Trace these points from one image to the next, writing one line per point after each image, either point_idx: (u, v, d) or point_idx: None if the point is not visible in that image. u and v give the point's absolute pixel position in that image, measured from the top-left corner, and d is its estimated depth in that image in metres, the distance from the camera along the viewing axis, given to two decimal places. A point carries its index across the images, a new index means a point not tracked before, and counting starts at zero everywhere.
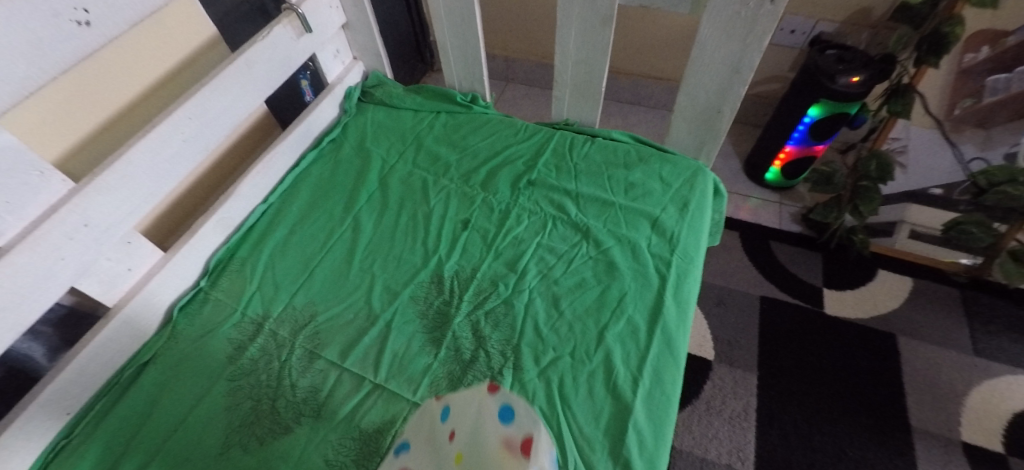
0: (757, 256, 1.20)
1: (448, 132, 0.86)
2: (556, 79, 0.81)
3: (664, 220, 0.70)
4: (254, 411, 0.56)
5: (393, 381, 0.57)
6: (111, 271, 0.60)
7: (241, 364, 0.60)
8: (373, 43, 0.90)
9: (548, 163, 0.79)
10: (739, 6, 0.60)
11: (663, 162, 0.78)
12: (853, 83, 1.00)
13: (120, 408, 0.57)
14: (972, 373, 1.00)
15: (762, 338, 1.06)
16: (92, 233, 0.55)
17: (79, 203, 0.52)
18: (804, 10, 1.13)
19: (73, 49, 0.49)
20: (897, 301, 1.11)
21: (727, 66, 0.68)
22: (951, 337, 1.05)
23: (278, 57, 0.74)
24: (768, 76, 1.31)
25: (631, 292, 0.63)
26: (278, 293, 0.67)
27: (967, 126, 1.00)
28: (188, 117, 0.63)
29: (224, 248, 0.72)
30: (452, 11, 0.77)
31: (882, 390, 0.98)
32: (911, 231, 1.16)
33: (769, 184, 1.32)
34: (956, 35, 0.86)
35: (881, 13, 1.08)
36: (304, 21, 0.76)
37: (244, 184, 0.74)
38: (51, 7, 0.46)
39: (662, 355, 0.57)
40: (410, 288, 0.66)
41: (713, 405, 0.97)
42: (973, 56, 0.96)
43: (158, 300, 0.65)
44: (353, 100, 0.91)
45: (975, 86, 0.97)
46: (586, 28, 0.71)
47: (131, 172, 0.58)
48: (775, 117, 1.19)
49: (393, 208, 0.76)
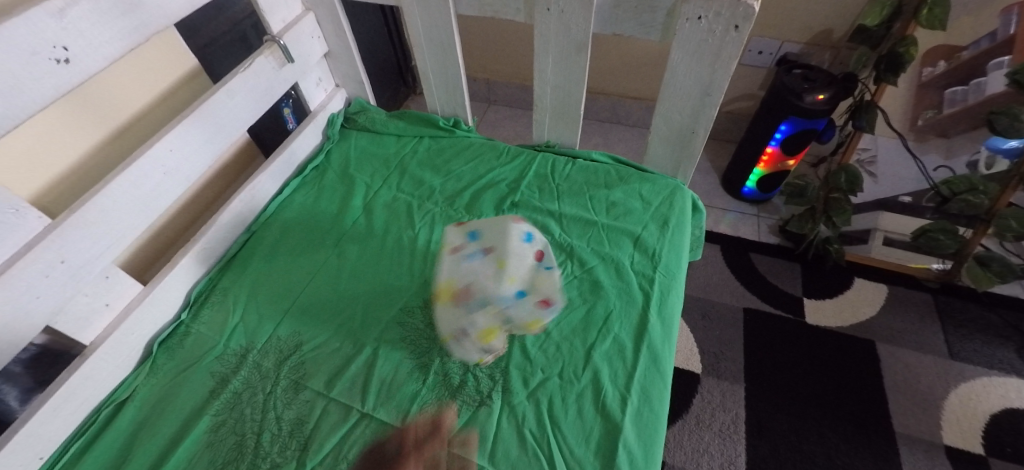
0: (738, 268, 1.23)
1: (432, 156, 0.87)
2: (536, 103, 0.83)
3: (645, 238, 0.72)
4: (237, 447, 0.55)
5: (381, 409, 0.57)
6: (88, 307, 0.59)
7: (224, 398, 0.58)
8: (355, 71, 0.91)
9: (531, 185, 0.81)
10: (707, 34, 0.63)
11: (643, 180, 0.80)
12: (819, 100, 1.05)
13: (97, 450, 0.56)
14: (949, 376, 1.03)
15: (746, 349, 1.07)
16: (69, 270, 0.54)
17: (55, 240, 0.52)
18: (770, 32, 1.19)
19: (53, 86, 0.49)
20: (875, 308, 1.14)
21: (698, 90, 0.71)
22: (927, 342, 1.08)
23: (260, 87, 0.74)
24: (740, 94, 1.36)
25: (617, 310, 0.64)
26: (262, 324, 0.66)
27: (931, 136, 1.05)
28: (168, 149, 0.63)
29: (206, 278, 0.71)
30: (432, 40, 0.79)
31: (865, 397, 1.00)
32: (885, 238, 1.20)
33: (746, 197, 1.36)
34: (910, 53, 0.91)
35: (841, 34, 1.14)
36: (285, 52, 0.77)
37: (225, 213, 0.74)
38: (30, 46, 0.46)
39: (648, 372, 0.58)
40: (397, 313, 0.66)
41: (702, 418, 0.98)
42: (931, 70, 1.01)
43: (137, 335, 0.64)
44: (336, 127, 0.92)
45: (935, 100, 1.02)
46: (562, 55, 0.73)
47: (109, 206, 0.57)
48: (748, 134, 1.23)
49: (378, 234, 0.76)
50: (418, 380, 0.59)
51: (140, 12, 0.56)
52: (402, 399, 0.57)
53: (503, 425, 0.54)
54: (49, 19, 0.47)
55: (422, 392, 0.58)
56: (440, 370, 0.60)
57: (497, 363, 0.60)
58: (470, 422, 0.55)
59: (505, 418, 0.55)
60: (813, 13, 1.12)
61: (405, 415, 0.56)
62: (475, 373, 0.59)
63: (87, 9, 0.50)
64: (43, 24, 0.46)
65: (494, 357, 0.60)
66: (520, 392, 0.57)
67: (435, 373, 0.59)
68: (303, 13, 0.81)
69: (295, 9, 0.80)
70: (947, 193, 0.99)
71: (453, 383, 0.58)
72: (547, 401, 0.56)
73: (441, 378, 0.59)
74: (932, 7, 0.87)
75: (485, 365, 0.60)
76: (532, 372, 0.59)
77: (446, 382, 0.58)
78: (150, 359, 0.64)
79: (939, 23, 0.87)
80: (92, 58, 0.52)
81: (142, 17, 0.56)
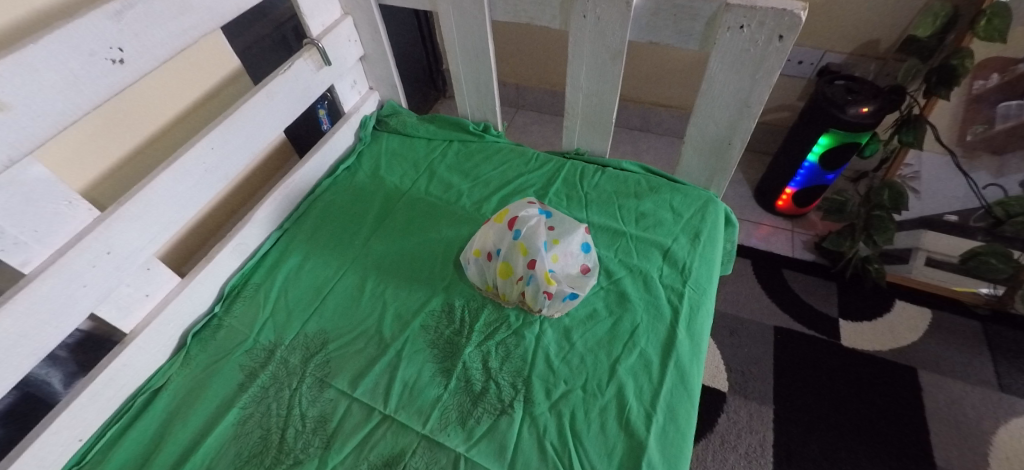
0: (770, 285, 1.18)
1: (460, 161, 0.87)
2: (567, 110, 0.83)
3: (675, 250, 0.70)
4: (263, 441, 0.56)
5: (403, 412, 0.57)
6: (129, 297, 0.61)
7: (251, 392, 0.60)
8: (389, 75, 0.92)
9: (559, 192, 0.80)
10: (748, 44, 0.62)
11: (674, 191, 0.78)
12: (863, 113, 1.00)
13: (132, 434, 0.58)
14: (998, 410, 0.97)
15: (776, 369, 1.04)
16: (114, 261, 0.56)
17: (104, 231, 0.54)
18: (812, 41, 1.15)
19: (108, 86, 0.51)
20: (917, 334, 1.08)
21: (737, 100, 0.69)
22: (974, 372, 1.02)
23: (298, 89, 0.76)
24: (777, 104, 1.31)
25: (644, 324, 0.62)
26: (290, 320, 0.67)
27: (982, 152, 0.98)
28: (211, 148, 0.65)
29: (239, 273, 0.73)
30: (467, 46, 0.80)
31: (904, 427, 0.95)
32: (928, 259, 1.13)
33: (780, 211, 1.32)
34: (965, 68, 0.86)
35: (889, 45, 1.09)
36: (323, 55, 0.79)
37: (260, 211, 0.76)
38: (89, 47, 0.48)
39: (676, 389, 0.57)
40: (421, 316, 0.66)
41: (728, 439, 0.95)
42: (983, 82, 0.93)
43: (173, 326, 0.66)
44: (368, 128, 0.93)
45: (988, 115, 0.95)
46: (597, 62, 0.72)
47: (153, 200, 0.59)
48: (785, 146, 1.19)
49: (406, 236, 0.76)
50: (441, 384, 0.59)
51: (190, 15, 0.58)
52: (424, 403, 0.57)
53: (524, 436, 0.54)
54: (107, 21, 0.49)
55: (444, 397, 0.58)
56: (462, 376, 0.59)
57: (519, 372, 0.59)
58: (491, 431, 0.54)
59: (526, 429, 0.54)
60: (859, 22, 1.07)
61: (426, 419, 0.56)
62: (498, 380, 0.58)
63: (143, 12, 0.52)
64: (101, 25, 0.49)
65: (517, 365, 0.60)
66: (542, 402, 0.56)
67: (458, 378, 0.59)
68: (342, 17, 0.82)
69: (335, 13, 0.81)
70: (1002, 214, 0.97)
71: (475, 390, 0.58)
72: (569, 413, 0.55)
73: (464, 384, 0.59)
74: (992, 17, 0.82)
75: (507, 373, 0.59)
76: (555, 382, 0.58)
77: (467, 388, 0.58)
78: (184, 349, 0.66)
79: (998, 35, 0.82)
80: (145, 58, 0.54)
81: (192, 20, 0.58)
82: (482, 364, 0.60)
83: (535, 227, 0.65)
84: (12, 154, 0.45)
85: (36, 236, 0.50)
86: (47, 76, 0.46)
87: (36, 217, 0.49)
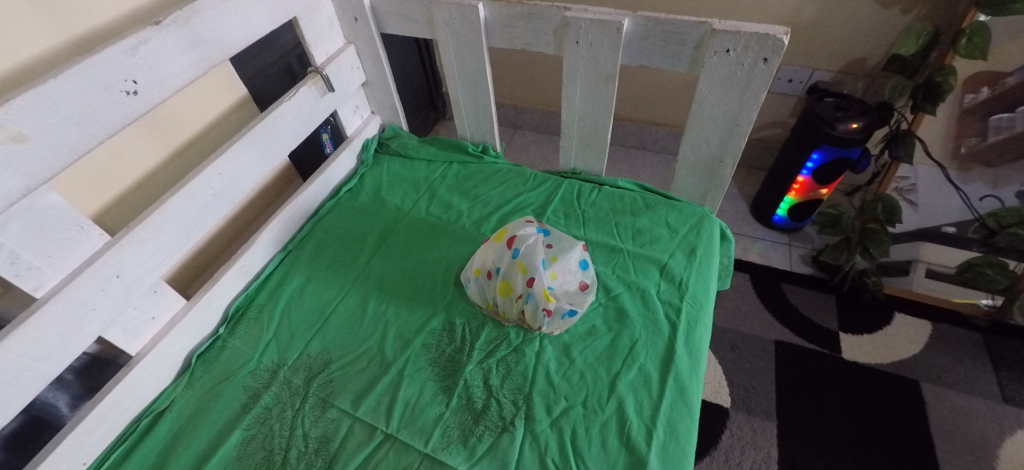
0: (768, 300, 1.19)
1: (460, 181, 0.89)
2: (563, 131, 0.85)
3: (672, 266, 0.71)
4: (266, 461, 0.56)
5: (404, 431, 0.57)
6: (135, 320, 0.62)
7: (255, 413, 0.60)
8: (390, 99, 0.94)
9: (558, 211, 0.82)
10: (734, 66, 0.64)
11: (669, 209, 0.80)
12: (853, 129, 1.01)
13: (137, 456, 0.58)
14: (1002, 423, 0.96)
15: (779, 386, 1.03)
16: (123, 284, 0.58)
17: (113, 256, 0.56)
18: (801, 60, 1.18)
19: (121, 117, 0.53)
20: (917, 346, 1.08)
21: (727, 120, 0.71)
22: (977, 384, 1.02)
23: (302, 115, 0.79)
24: (770, 121, 1.34)
25: (642, 340, 0.63)
26: (293, 341, 0.68)
27: (975, 164, 1.00)
28: (217, 173, 0.67)
29: (243, 295, 0.74)
30: (464, 70, 0.82)
31: (910, 442, 0.94)
32: (927, 271, 1.14)
33: (776, 226, 1.33)
34: (949, 83, 0.89)
35: (876, 62, 1.12)
36: (327, 81, 0.81)
37: (264, 233, 0.77)
38: (104, 80, 0.50)
39: (676, 404, 0.57)
40: (422, 335, 0.67)
41: (732, 455, 0.94)
42: (973, 96, 0.95)
43: (178, 348, 0.67)
44: (370, 151, 0.96)
45: (979, 128, 0.97)
46: (590, 84, 0.75)
47: (162, 224, 0.61)
48: (778, 162, 1.21)
49: (406, 256, 0.78)
50: (442, 403, 0.59)
51: (201, 47, 0.60)
52: (426, 421, 0.58)
53: (525, 454, 0.54)
54: (123, 56, 0.52)
55: (445, 415, 0.58)
56: (463, 394, 0.60)
57: (520, 389, 0.60)
58: (492, 449, 0.55)
59: (528, 446, 0.55)
60: (845, 41, 1.11)
61: (428, 437, 0.56)
62: (498, 398, 0.59)
63: (155, 47, 0.55)
64: (117, 60, 0.51)
65: (517, 383, 0.60)
66: (543, 420, 0.57)
67: (459, 396, 0.60)
68: (345, 46, 0.86)
69: (338, 42, 0.85)
70: (994, 225, 0.99)
71: (477, 408, 0.58)
72: (570, 430, 0.56)
73: (465, 402, 0.59)
74: (971, 36, 0.85)
75: (508, 390, 0.60)
76: (556, 399, 0.58)
77: (469, 406, 0.59)
78: (188, 371, 0.67)
79: (978, 52, 0.85)
80: (158, 90, 0.57)
81: (203, 53, 0.61)
82: (483, 382, 0.61)
83: (532, 247, 0.67)
84: (30, 183, 0.47)
85: (48, 261, 0.51)
86: (64, 109, 0.48)
87: (48, 242, 0.51)
